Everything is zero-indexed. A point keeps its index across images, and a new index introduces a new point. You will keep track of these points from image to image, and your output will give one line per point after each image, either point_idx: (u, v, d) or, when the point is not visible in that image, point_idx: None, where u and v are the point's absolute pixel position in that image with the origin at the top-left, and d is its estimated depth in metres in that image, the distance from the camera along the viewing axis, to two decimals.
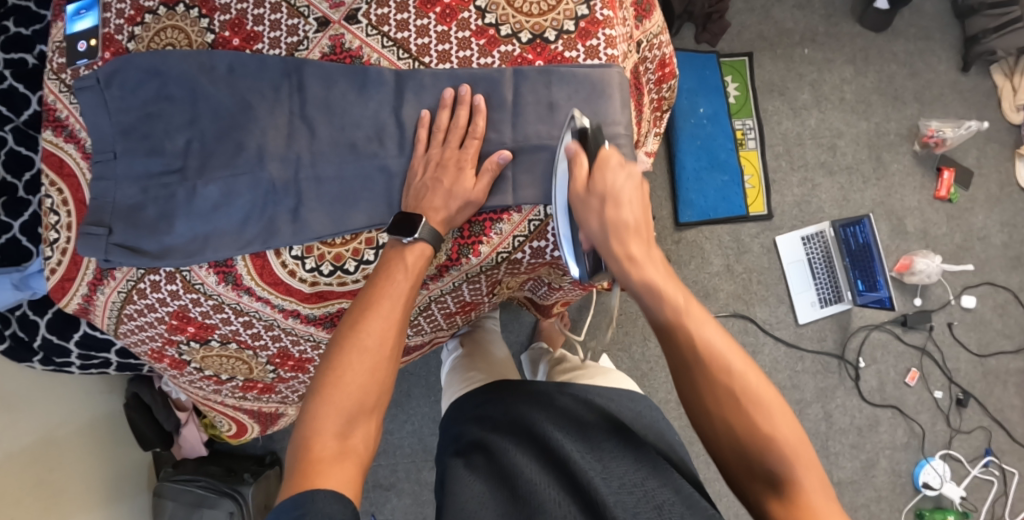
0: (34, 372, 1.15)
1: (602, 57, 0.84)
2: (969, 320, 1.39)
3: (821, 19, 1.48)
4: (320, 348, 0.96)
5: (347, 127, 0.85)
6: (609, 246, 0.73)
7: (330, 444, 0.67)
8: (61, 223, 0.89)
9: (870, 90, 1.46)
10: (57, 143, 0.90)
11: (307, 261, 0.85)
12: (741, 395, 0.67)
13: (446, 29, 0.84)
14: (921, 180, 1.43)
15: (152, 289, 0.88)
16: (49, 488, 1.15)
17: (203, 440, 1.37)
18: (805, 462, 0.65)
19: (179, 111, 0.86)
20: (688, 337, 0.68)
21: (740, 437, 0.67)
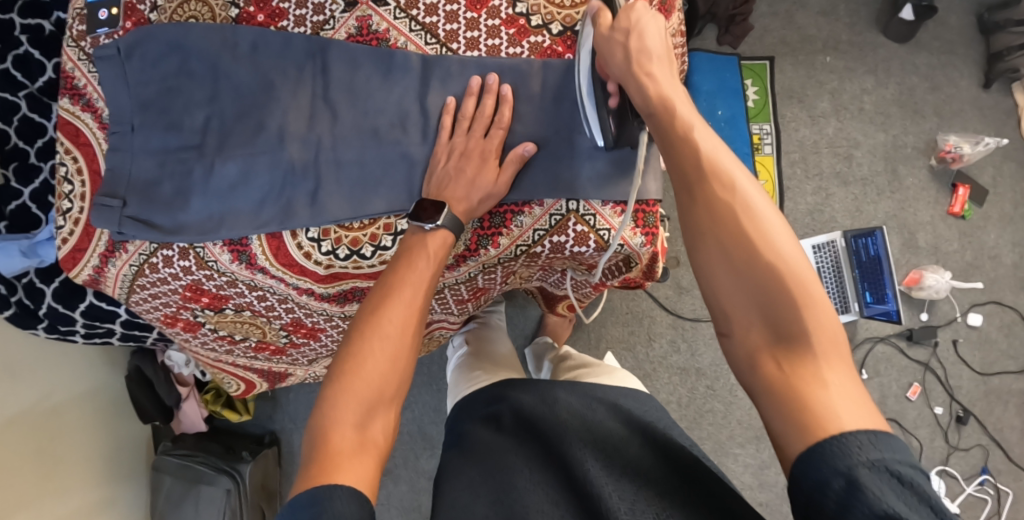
0: (37, 339, 1.14)
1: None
2: (975, 338, 1.39)
3: (845, 27, 1.47)
4: (333, 322, 0.97)
5: (369, 112, 0.84)
6: (628, 74, 0.69)
7: (348, 436, 0.64)
8: (75, 193, 0.88)
9: (889, 101, 1.45)
10: (74, 111, 0.89)
11: (323, 244, 0.84)
12: (742, 215, 0.62)
13: (476, 16, 0.83)
14: (935, 194, 1.42)
15: (164, 264, 0.88)
16: (48, 458, 1.14)
17: (203, 417, 1.37)
18: (809, 298, 0.59)
19: (199, 87, 0.86)
20: (695, 152, 0.64)
21: (754, 283, 0.60)
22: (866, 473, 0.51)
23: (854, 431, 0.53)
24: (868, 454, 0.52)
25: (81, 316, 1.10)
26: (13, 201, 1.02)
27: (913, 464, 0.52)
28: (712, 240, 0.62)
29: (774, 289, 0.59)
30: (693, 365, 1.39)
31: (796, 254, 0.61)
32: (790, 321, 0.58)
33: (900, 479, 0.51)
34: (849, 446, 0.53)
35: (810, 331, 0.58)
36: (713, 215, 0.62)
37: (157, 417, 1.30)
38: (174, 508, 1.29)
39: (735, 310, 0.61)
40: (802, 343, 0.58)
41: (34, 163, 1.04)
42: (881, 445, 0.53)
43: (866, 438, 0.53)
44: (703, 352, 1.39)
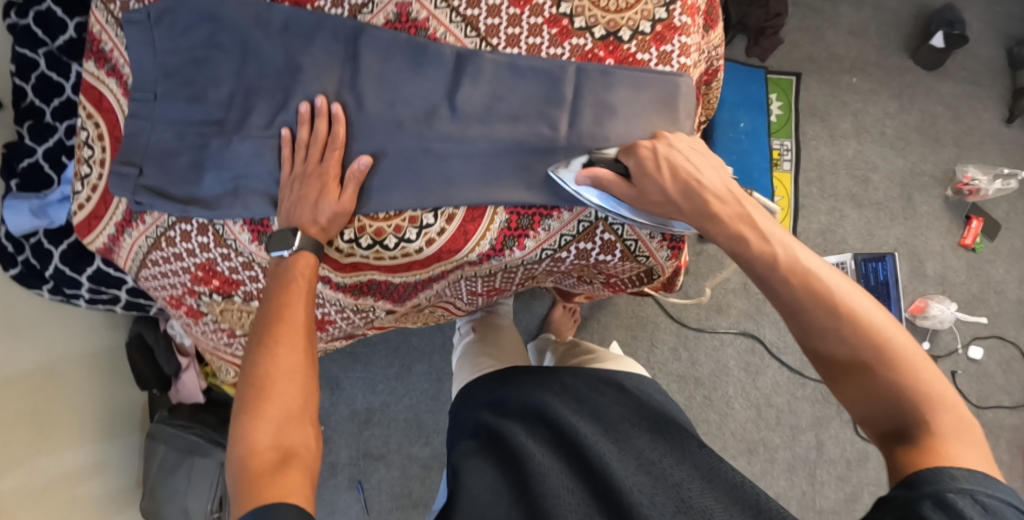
0: (44, 300, 1.16)
1: (674, 64, 0.83)
2: (973, 371, 1.40)
3: (873, 49, 1.46)
4: (344, 313, 0.94)
5: (398, 102, 0.83)
6: (700, 207, 0.72)
7: (265, 456, 0.64)
8: (94, 158, 0.88)
9: (911, 128, 1.45)
10: (99, 76, 0.88)
11: (347, 232, 0.84)
12: (854, 323, 0.62)
13: (519, 13, 0.82)
14: (947, 225, 1.42)
15: (181, 238, 0.87)
16: (42, 418, 1.14)
17: (201, 388, 1.37)
18: (934, 400, 0.59)
19: (227, 60, 0.84)
20: (796, 268, 0.66)
21: (879, 394, 0.61)
22: (953, 497, 0.52)
23: (960, 467, 0.55)
24: (960, 483, 0.53)
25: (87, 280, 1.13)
26: (25, 159, 1.06)
27: (1009, 502, 0.52)
28: (805, 324, 0.64)
29: (898, 395, 0.60)
30: (692, 374, 1.39)
31: (883, 316, 0.63)
32: (896, 385, 0.60)
33: (991, 510, 0.51)
34: (939, 474, 0.54)
35: (934, 429, 0.58)
36: (800, 297, 0.65)
37: (155, 387, 1.30)
38: (165, 478, 1.27)
39: (842, 386, 0.63)
40: (910, 403, 0.59)
41: (51, 122, 1.07)
42: (977, 481, 0.53)
43: (968, 472, 0.54)
44: (703, 362, 1.40)
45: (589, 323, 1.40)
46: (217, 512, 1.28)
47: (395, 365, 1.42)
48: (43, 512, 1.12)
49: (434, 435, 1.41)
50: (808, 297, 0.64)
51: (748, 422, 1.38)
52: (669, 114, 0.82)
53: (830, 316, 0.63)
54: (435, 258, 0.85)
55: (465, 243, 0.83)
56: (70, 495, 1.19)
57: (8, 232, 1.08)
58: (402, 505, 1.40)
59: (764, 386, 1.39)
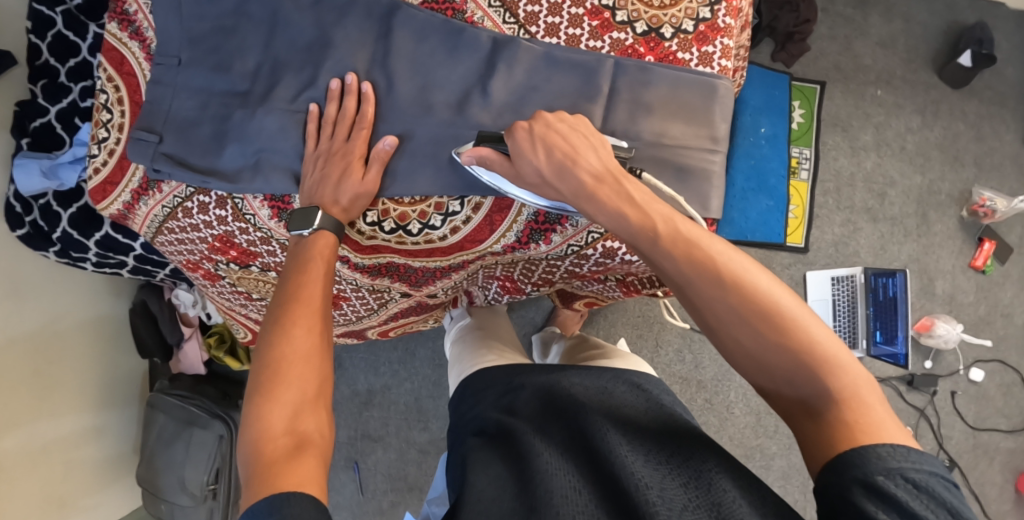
0: (49, 263, 1.23)
1: (714, 66, 0.82)
2: (973, 393, 1.40)
3: (900, 62, 1.44)
4: (361, 293, 0.95)
5: (430, 84, 0.81)
6: (578, 183, 0.72)
7: (281, 442, 0.64)
8: (113, 123, 0.85)
9: (931, 144, 1.44)
10: (121, 38, 0.84)
11: (370, 215, 0.84)
12: (738, 292, 0.65)
13: (560, 2, 0.81)
14: (960, 245, 1.42)
15: (198, 210, 0.86)
16: (46, 381, 1.22)
17: (202, 360, 1.39)
18: (830, 364, 0.62)
19: (255, 30, 0.82)
20: (682, 243, 0.67)
21: (776, 367, 0.64)
22: (884, 482, 0.56)
23: (887, 443, 0.59)
24: (887, 464, 0.57)
25: (95, 245, 1.17)
26: (39, 119, 1.12)
27: (930, 471, 0.57)
28: (692, 298, 0.67)
29: (797, 365, 0.63)
30: (695, 377, 1.39)
31: (770, 281, 0.66)
32: (791, 352, 0.63)
33: (918, 487, 0.56)
34: (867, 456, 0.58)
35: (834, 393, 0.62)
36: (684, 272, 0.67)
37: (158, 354, 1.33)
38: (163, 448, 1.29)
39: (738, 357, 0.66)
40: (808, 370, 0.62)
41: (64, 82, 1.14)
42: (903, 457, 0.58)
43: (898, 448, 0.58)
44: (707, 366, 1.40)
45: (595, 318, 1.40)
46: (212, 485, 1.29)
47: (399, 347, 1.42)
48: (41, 472, 1.21)
49: (433, 421, 1.40)
50: (693, 270, 0.66)
51: (746, 428, 1.39)
52: (705, 116, 0.80)
53: (716, 288, 0.65)
54: (458, 246, 0.87)
55: (490, 234, 0.85)
56: (68, 458, 1.28)
57: (15, 193, 1.12)
58: (397, 488, 1.40)
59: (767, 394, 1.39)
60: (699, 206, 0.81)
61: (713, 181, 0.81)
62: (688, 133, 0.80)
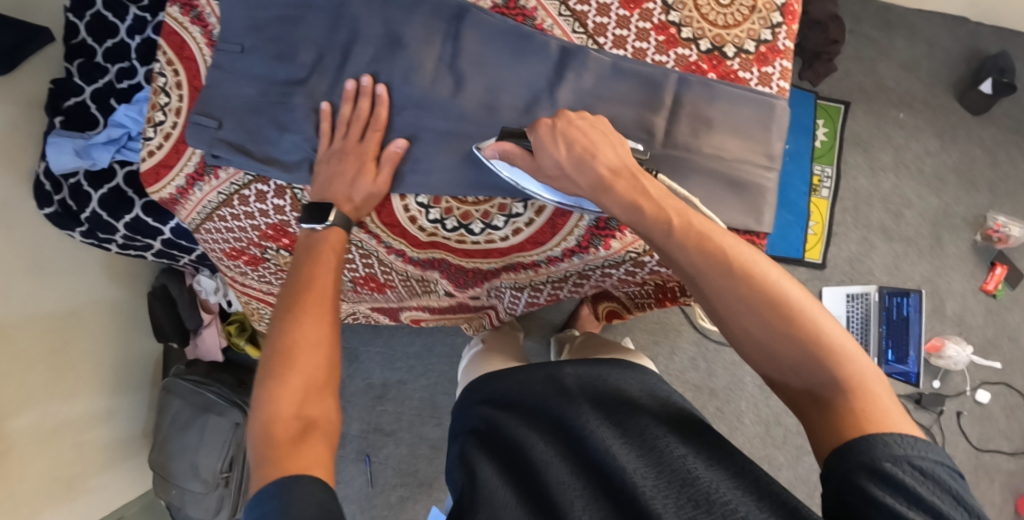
0: (72, 242, 1.24)
1: (773, 86, 0.85)
2: (978, 414, 1.43)
3: (923, 85, 1.47)
4: (408, 284, 0.99)
5: (498, 87, 0.84)
6: (594, 176, 0.76)
7: (290, 426, 0.66)
8: (169, 106, 0.87)
9: (948, 168, 1.46)
10: (182, 22, 0.86)
11: (431, 211, 0.88)
12: (746, 281, 0.70)
13: (628, 15, 0.85)
14: (972, 268, 1.45)
15: (255, 198, 0.88)
16: (61, 360, 1.23)
17: (220, 347, 1.38)
18: (836, 353, 0.66)
19: (319, 21, 0.84)
20: (694, 235, 0.73)
21: (782, 354, 0.68)
22: (891, 468, 0.60)
23: (894, 432, 0.62)
24: (894, 451, 0.61)
25: (123, 228, 1.16)
26: (74, 98, 1.14)
27: (936, 460, 0.61)
28: (701, 286, 0.72)
29: (805, 353, 0.67)
30: (708, 385, 1.41)
31: (777, 274, 0.71)
32: (798, 340, 0.67)
33: (924, 473, 0.60)
34: (873, 443, 0.61)
35: (838, 382, 0.65)
36: (694, 261, 0.72)
37: (175, 339, 1.28)
38: (177, 432, 1.29)
39: (744, 344, 0.70)
40: (815, 358, 0.66)
41: (100, 62, 1.15)
42: (910, 445, 0.61)
43: (906, 436, 0.62)
44: (720, 374, 1.41)
45: (614, 323, 1.41)
46: (225, 473, 1.29)
47: (417, 343, 1.42)
48: (53, 452, 1.21)
49: (447, 417, 1.41)
50: (702, 260, 0.72)
51: (756, 438, 1.40)
52: (762, 135, 0.84)
53: (724, 276, 0.70)
54: (516, 247, 0.90)
55: (552, 237, 0.88)
56: (80, 439, 1.27)
57: (46, 171, 1.14)
58: (407, 483, 1.41)
59: (778, 406, 1.40)
60: (752, 218, 0.84)
61: (767, 197, 0.85)
62: (745, 149, 0.84)
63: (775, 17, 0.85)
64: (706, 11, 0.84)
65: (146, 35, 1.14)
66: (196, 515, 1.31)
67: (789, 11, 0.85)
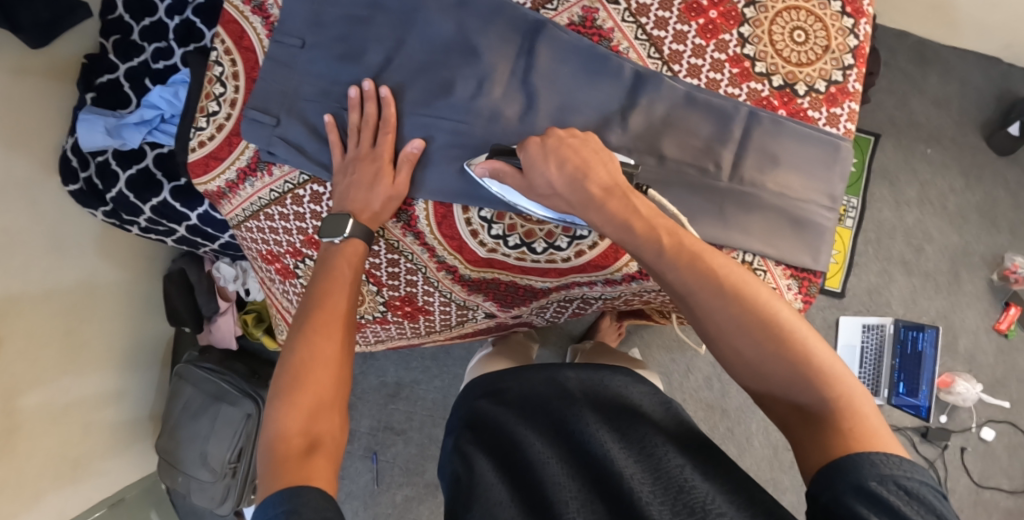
0: (95, 220, 1.22)
1: (840, 127, 0.91)
2: (981, 451, 1.44)
3: (952, 122, 1.48)
4: (446, 306, 1.05)
5: (574, 105, 0.89)
6: (586, 191, 0.79)
7: (297, 441, 0.68)
8: (224, 97, 0.93)
9: (971, 206, 1.47)
10: (244, 12, 0.92)
11: (494, 227, 0.93)
12: (737, 300, 0.71)
13: (704, 44, 0.90)
14: (986, 306, 1.46)
15: (310, 199, 0.95)
16: (75, 339, 1.20)
17: (234, 335, 1.36)
18: (826, 374, 0.68)
19: (388, 20, 0.89)
20: (687, 253, 0.74)
21: (772, 373, 0.69)
22: (877, 487, 0.61)
23: (880, 452, 0.63)
24: (880, 471, 0.62)
25: (149, 210, 1.14)
26: (106, 75, 1.12)
27: (921, 481, 0.62)
28: (693, 305, 0.73)
29: (795, 373, 0.68)
30: (720, 405, 1.41)
31: (768, 293, 0.72)
32: (787, 360, 0.69)
33: (908, 493, 0.61)
34: (862, 463, 0.62)
35: (828, 401, 0.67)
36: (686, 279, 0.73)
37: (189, 323, 1.29)
38: (188, 420, 1.28)
39: (734, 363, 0.71)
40: (804, 378, 0.68)
41: (135, 40, 1.13)
42: (895, 465, 0.62)
43: (891, 456, 0.63)
44: (733, 395, 1.42)
45: (631, 338, 1.42)
46: (234, 463, 1.27)
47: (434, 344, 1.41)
48: (60, 431, 1.19)
49: None
50: (694, 279, 0.73)
51: (764, 460, 1.40)
52: (824, 174, 0.91)
53: (716, 295, 0.72)
54: (578, 269, 0.96)
55: (614, 261, 0.94)
56: (88, 419, 1.26)
57: (74, 146, 1.12)
58: (414, 483, 1.40)
59: None
60: (810, 256, 0.91)
61: (825, 236, 0.92)
62: (807, 187, 0.90)
63: (847, 59, 0.91)
64: (781, 48, 0.90)
65: (186, 16, 1.11)
66: (202, 504, 1.31)
67: (859, 54, 0.92)
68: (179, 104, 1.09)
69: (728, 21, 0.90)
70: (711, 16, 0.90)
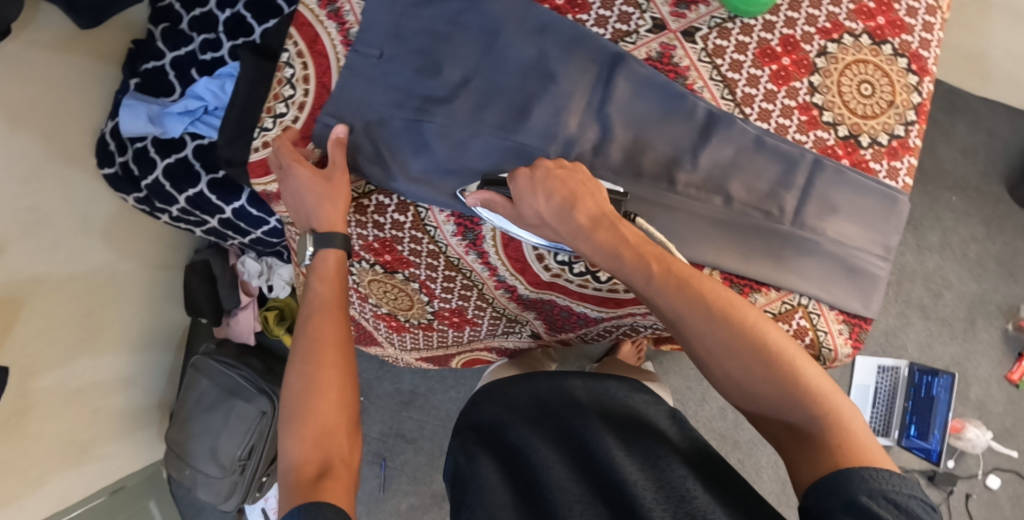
0: (124, 205, 1.20)
1: (899, 181, 0.93)
2: (985, 498, 1.45)
3: (978, 172, 1.49)
4: (495, 321, 1.09)
5: (648, 140, 0.90)
6: (574, 221, 0.78)
7: (314, 467, 0.72)
8: (292, 99, 0.96)
9: (991, 256, 1.48)
10: (320, 17, 0.95)
11: (561, 255, 0.97)
12: (724, 326, 0.74)
13: (775, 90, 0.91)
14: (1000, 356, 1.47)
15: (377, 209, 0.98)
16: (92, 323, 1.18)
17: (253, 331, 1.37)
18: (812, 393, 0.71)
19: (469, 41, 0.90)
20: (676, 280, 0.76)
21: (762, 394, 0.73)
22: (866, 500, 0.62)
23: (869, 467, 0.65)
24: (868, 485, 0.64)
25: (184, 200, 1.13)
26: (154, 62, 1.12)
27: (910, 493, 0.64)
28: (684, 330, 0.75)
29: (785, 393, 0.72)
30: (732, 436, 1.41)
31: (754, 318, 0.75)
32: (776, 381, 0.72)
33: (896, 504, 0.62)
34: (852, 478, 0.64)
35: (817, 418, 0.70)
36: (676, 307, 0.75)
37: (207, 314, 1.29)
38: (201, 413, 1.26)
39: (726, 384, 0.75)
40: (793, 397, 0.71)
41: (184, 29, 1.13)
42: (884, 479, 0.64)
43: (881, 472, 0.65)
44: (746, 427, 1.42)
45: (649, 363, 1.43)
46: (244, 460, 1.26)
47: None
48: (70, 416, 1.16)
49: None
50: (683, 306, 0.75)
51: (771, 494, 1.40)
52: (881, 227, 0.93)
53: (705, 321, 0.74)
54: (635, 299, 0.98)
55: None
56: (97, 405, 1.24)
57: (113, 130, 1.12)
58: (420, 492, 1.39)
59: None
60: (861, 303, 0.93)
61: (877, 285, 0.94)
62: (864, 237, 0.93)
63: (910, 114, 0.93)
64: (848, 100, 0.92)
65: (236, 9, 1.11)
66: (206, 499, 1.29)
67: (922, 111, 0.94)
68: (224, 97, 1.08)
69: (800, 69, 0.91)
70: (784, 63, 0.91)
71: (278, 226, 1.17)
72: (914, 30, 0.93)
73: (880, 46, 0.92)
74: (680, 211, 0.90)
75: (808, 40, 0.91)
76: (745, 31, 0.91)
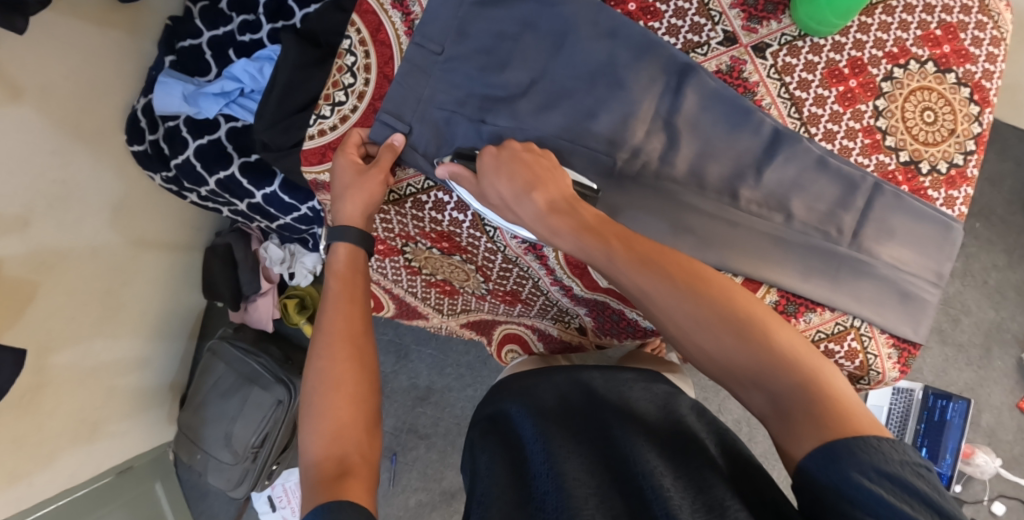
0: (152, 184, 1.19)
1: (954, 209, 0.93)
2: None
3: (1004, 201, 1.49)
4: (546, 308, 1.11)
5: (710, 152, 0.90)
6: (542, 200, 0.80)
7: (332, 464, 0.68)
8: (352, 89, 0.94)
9: (1011, 284, 1.48)
10: (385, 6, 0.93)
11: None
12: (687, 299, 0.72)
13: (841, 111, 0.91)
14: (1014, 384, 1.47)
15: (435, 206, 0.98)
16: (113, 300, 1.17)
17: (272, 318, 1.33)
18: (786, 360, 0.68)
19: (539, 42, 0.89)
20: (639, 256, 0.75)
21: (735, 365, 0.70)
22: (857, 475, 0.60)
23: (858, 436, 0.62)
24: (858, 457, 0.61)
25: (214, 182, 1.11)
26: (191, 40, 1.11)
27: (901, 459, 0.61)
28: (651, 306, 0.74)
29: (758, 362, 0.69)
30: None
31: (720, 289, 0.73)
32: (750, 350, 0.70)
33: (889, 477, 0.59)
34: (841, 452, 0.61)
35: (795, 385, 0.67)
36: (640, 282, 0.74)
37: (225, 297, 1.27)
38: (218, 399, 1.26)
39: (703, 360, 0.73)
40: (769, 365, 0.68)
41: (223, 9, 1.11)
42: (874, 448, 0.61)
43: (870, 440, 0.62)
44: (759, 441, 1.41)
45: None
46: (256, 448, 1.24)
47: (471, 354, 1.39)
48: (87, 393, 1.15)
49: None
50: (645, 281, 0.74)
51: None
52: (936, 253, 0.92)
53: (668, 294, 0.73)
54: None
55: None
56: (113, 384, 1.22)
57: (144, 107, 1.11)
58: (429, 489, 1.38)
59: None
60: (910, 327, 0.93)
61: (927, 311, 0.93)
62: (918, 262, 0.92)
63: (970, 144, 0.93)
64: (911, 126, 0.92)
65: None
66: (216, 485, 1.27)
67: (982, 141, 0.93)
68: (263, 80, 1.06)
69: (866, 92, 0.91)
70: (851, 84, 0.91)
71: (310, 213, 1.14)
72: (978, 60, 0.92)
73: (944, 74, 0.92)
74: (734, 226, 0.90)
75: (875, 63, 0.91)
76: (815, 51, 0.91)
